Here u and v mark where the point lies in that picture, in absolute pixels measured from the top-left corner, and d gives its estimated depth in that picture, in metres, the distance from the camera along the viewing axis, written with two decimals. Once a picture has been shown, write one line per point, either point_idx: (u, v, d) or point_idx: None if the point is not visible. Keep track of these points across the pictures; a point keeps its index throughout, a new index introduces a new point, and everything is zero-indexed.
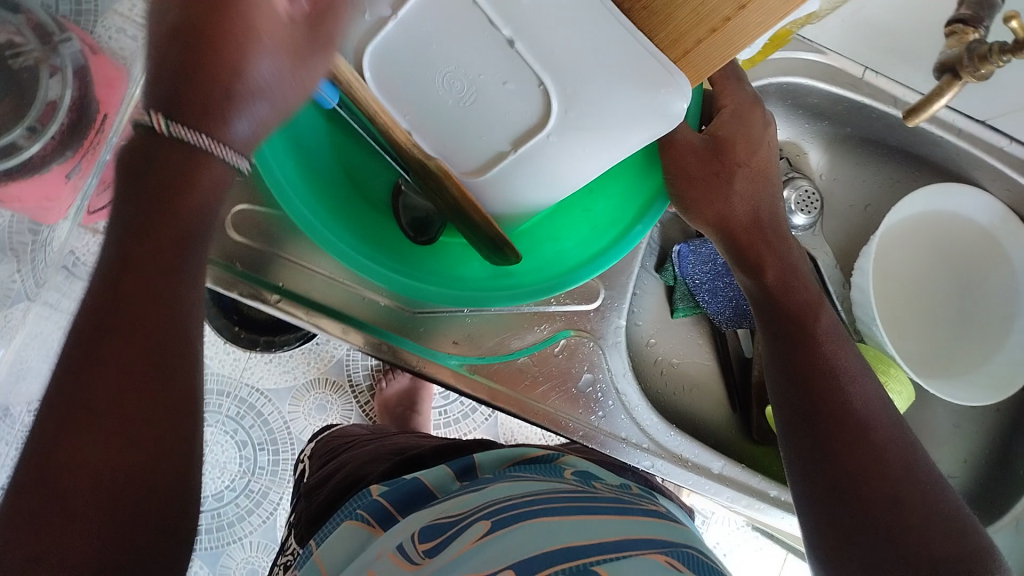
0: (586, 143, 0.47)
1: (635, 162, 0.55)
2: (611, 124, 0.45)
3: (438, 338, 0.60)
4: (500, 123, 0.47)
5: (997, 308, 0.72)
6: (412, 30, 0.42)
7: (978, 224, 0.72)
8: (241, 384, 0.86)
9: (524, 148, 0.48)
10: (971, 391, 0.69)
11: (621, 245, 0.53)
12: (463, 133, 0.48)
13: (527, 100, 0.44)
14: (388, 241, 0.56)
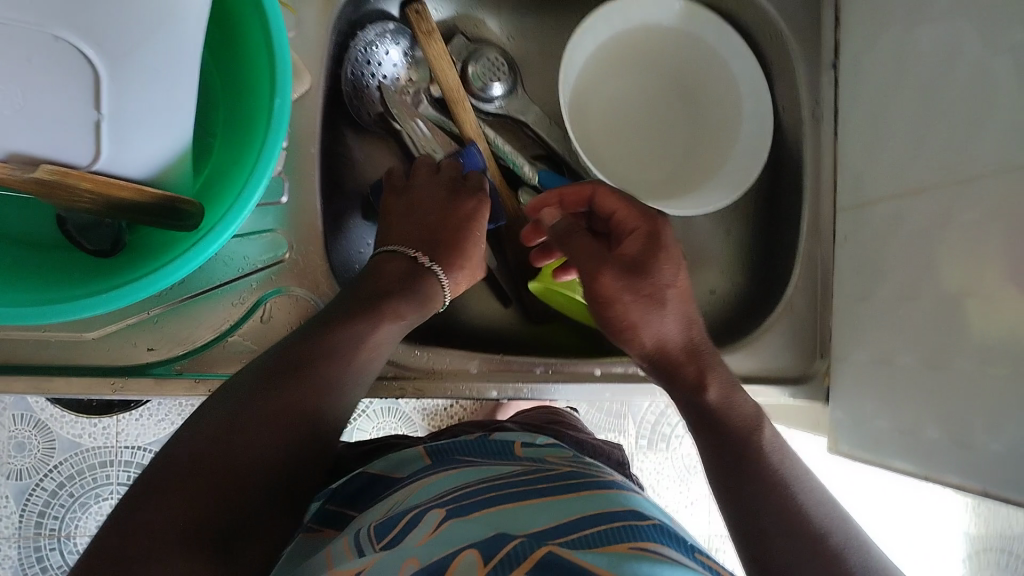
0: (150, 60, 0.44)
1: (226, 54, 0.52)
2: (144, 38, 0.43)
3: (126, 349, 0.55)
4: (68, 94, 0.43)
5: (718, 104, 0.70)
6: None
7: (673, 28, 0.69)
8: (121, 448, 0.92)
9: (107, 102, 0.43)
10: (712, 194, 0.67)
11: (269, 129, 0.49)
12: (55, 131, 0.44)
13: (64, 53, 0.41)
14: (51, 273, 0.51)
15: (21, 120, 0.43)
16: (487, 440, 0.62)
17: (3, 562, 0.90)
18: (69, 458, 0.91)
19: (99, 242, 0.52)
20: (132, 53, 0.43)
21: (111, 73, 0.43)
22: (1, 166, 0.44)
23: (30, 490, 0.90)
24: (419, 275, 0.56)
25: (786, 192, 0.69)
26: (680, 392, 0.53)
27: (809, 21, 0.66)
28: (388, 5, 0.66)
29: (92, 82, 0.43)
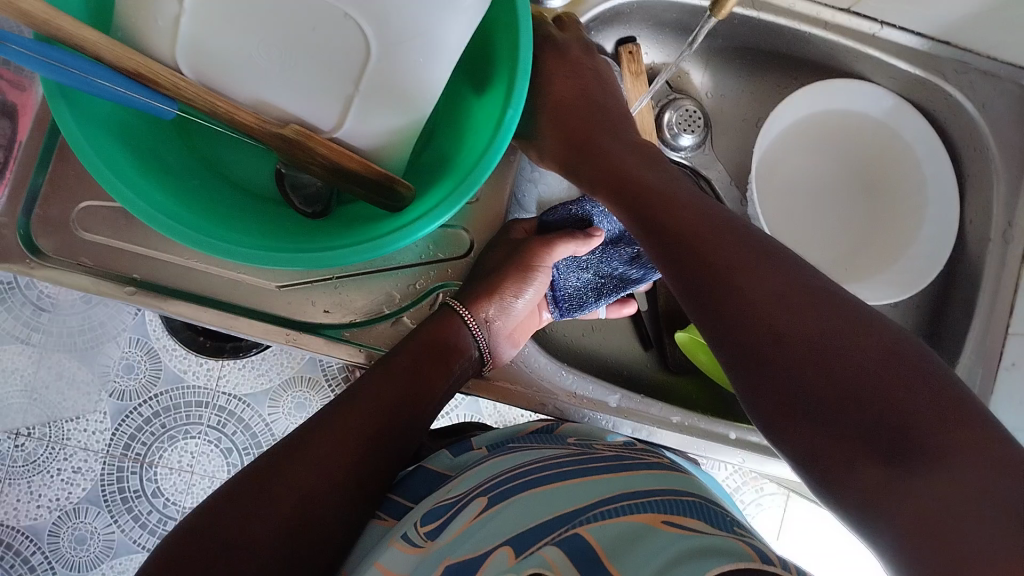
0: (415, 62, 0.47)
1: (469, 57, 0.56)
2: (418, 42, 0.47)
3: (306, 306, 0.58)
4: (333, 67, 0.47)
5: (905, 201, 0.69)
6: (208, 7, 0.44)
7: (871, 118, 0.70)
8: (218, 393, 0.89)
9: (367, 80, 0.47)
10: (882, 288, 0.67)
11: (498, 136, 0.51)
12: (314, 92, 0.48)
13: (343, 35, 0.46)
14: (260, 216, 0.54)
15: (289, 71, 0.47)
16: (547, 433, 0.58)
17: (86, 474, 0.87)
18: (169, 390, 0.89)
19: (310, 203, 0.56)
20: (403, 50, 0.47)
21: (377, 59, 0.47)
22: (256, 116, 0.48)
23: (128, 412, 0.88)
24: (446, 317, 0.58)
25: (957, 304, 0.68)
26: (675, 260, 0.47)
27: (1020, 141, 0.66)
28: (604, 40, 0.68)
29: (360, 62, 0.47)
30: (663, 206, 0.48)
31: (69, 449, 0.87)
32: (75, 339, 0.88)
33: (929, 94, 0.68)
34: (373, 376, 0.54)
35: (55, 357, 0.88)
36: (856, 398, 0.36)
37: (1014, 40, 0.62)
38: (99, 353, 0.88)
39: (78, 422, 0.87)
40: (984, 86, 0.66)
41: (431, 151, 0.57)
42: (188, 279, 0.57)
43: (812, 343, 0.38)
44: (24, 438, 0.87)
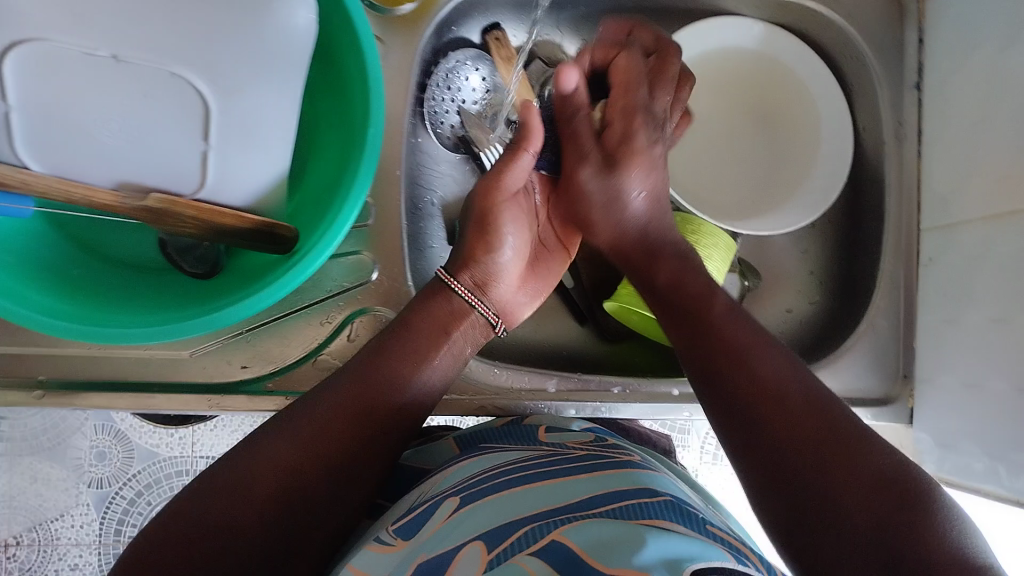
0: (259, 102, 0.47)
1: (318, 84, 0.55)
2: (256, 79, 0.46)
3: (223, 366, 0.57)
4: (175, 127, 0.46)
5: (799, 122, 0.69)
6: (33, 100, 0.43)
7: (748, 49, 0.69)
8: (196, 458, 0.88)
9: (215, 134, 0.46)
10: (789, 218, 0.66)
11: (365, 156, 0.50)
12: (166, 157, 0.46)
13: (178, 94, 0.45)
14: (151, 290, 0.53)
15: (134, 145, 0.45)
16: (515, 426, 0.57)
17: (84, 568, 0.87)
18: (146, 468, 0.87)
19: (197, 264, 0.55)
20: (241, 95, 0.46)
21: (218, 110, 0.46)
22: (115, 194, 0.46)
23: (110, 498, 0.87)
24: (434, 292, 0.56)
25: (868, 212, 0.69)
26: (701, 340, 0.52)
27: (891, 41, 0.67)
28: (469, 32, 0.67)
29: (200, 114, 0.46)
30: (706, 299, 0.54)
31: (62, 548, 0.87)
32: (41, 440, 0.86)
33: (795, 14, 0.68)
34: (345, 372, 0.51)
35: (26, 463, 0.86)
36: (807, 446, 0.45)
37: None
38: (67, 448, 0.86)
39: (64, 519, 0.86)
40: None
41: (305, 185, 0.56)
42: (98, 367, 0.56)
43: (834, 457, 0.44)
44: (15, 548, 0.87)
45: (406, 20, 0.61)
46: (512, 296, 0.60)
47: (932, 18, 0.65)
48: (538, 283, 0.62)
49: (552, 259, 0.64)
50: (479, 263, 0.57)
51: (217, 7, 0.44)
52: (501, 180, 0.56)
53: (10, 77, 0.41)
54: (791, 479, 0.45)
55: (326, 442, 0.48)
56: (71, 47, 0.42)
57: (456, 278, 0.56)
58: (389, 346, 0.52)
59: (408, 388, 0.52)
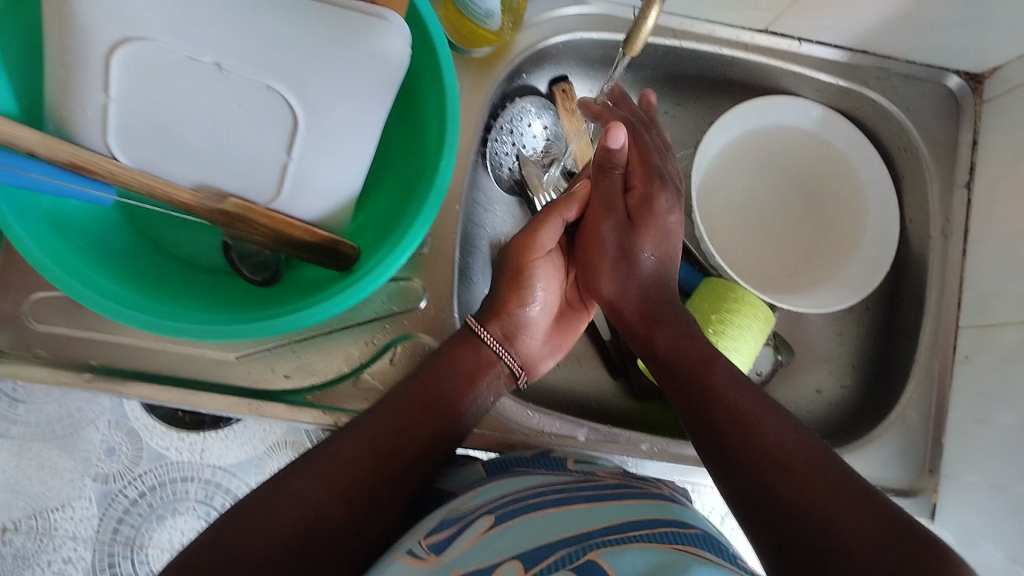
0: (347, 121, 0.48)
1: (395, 115, 0.58)
2: (350, 99, 0.47)
3: (266, 373, 0.58)
4: (260, 134, 0.47)
5: (847, 207, 0.71)
6: (136, 98, 0.45)
7: (805, 131, 0.71)
8: None
9: (298, 147, 0.48)
10: (830, 296, 0.67)
11: (433, 184, 0.52)
12: (248, 164, 0.49)
13: (270, 107, 0.46)
14: (210, 289, 0.55)
15: (220, 151, 0.48)
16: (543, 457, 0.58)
17: None
18: (152, 470, 0.72)
19: (257, 271, 0.57)
20: (329, 112, 0.47)
21: (306, 125, 0.47)
22: (194, 193, 0.49)
23: None
24: (465, 339, 0.57)
25: (908, 302, 0.70)
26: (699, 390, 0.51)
27: (946, 140, 0.69)
28: (537, 82, 0.69)
29: (288, 131, 0.47)
30: (697, 352, 0.53)
31: None
32: None
33: (854, 103, 0.71)
34: (384, 405, 0.52)
35: None
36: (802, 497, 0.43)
37: (926, 43, 0.65)
38: None
39: None
40: (906, 90, 0.69)
41: (369, 208, 0.58)
42: (146, 358, 0.57)
43: (827, 504, 0.42)
44: None
45: (482, 63, 0.64)
46: (540, 349, 0.61)
47: (988, 122, 0.67)
48: (566, 337, 0.63)
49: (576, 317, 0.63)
50: (511, 314, 0.59)
51: (319, 30, 0.44)
52: (535, 239, 0.57)
53: (116, 70, 0.44)
54: (806, 548, 0.41)
55: (358, 475, 0.49)
56: (178, 51, 0.44)
57: (487, 327, 0.58)
58: (425, 394, 0.54)
59: (437, 432, 0.53)
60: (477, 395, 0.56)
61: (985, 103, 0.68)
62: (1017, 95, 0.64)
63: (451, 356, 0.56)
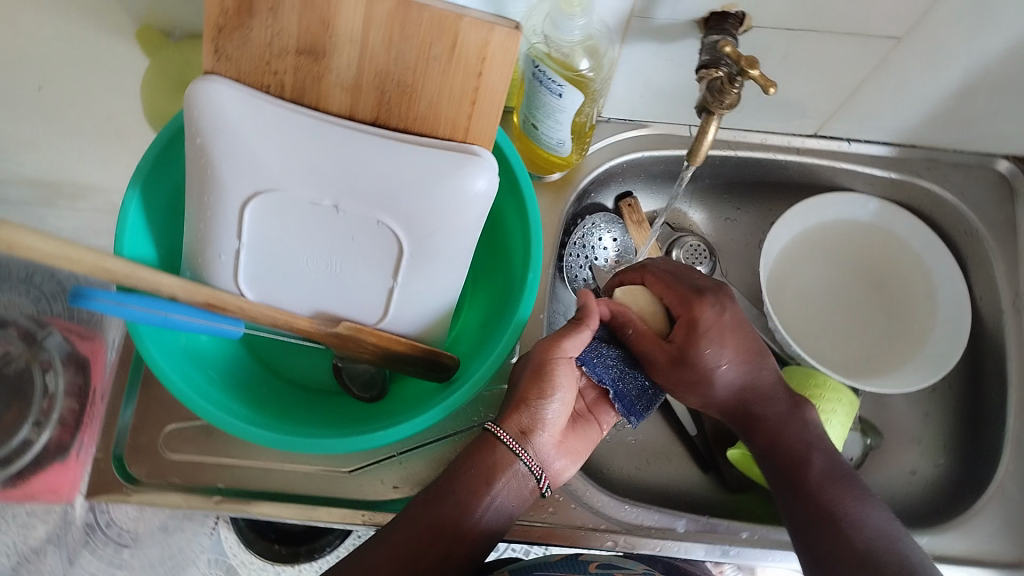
0: (446, 247, 0.53)
1: (483, 239, 0.64)
2: (450, 228, 0.52)
3: (376, 485, 0.62)
4: (369, 263, 0.53)
5: (916, 290, 0.73)
6: (264, 239, 0.52)
7: (863, 223, 0.75)
8: None
9: (403, 272, 0.53)
10: (911, 377, 0.69)
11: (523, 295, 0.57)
12: (359, 289, 0.54)
13: (377, 239, 0.52)
14: (325, 409, 0.60)
15: (335, 281, 0.54)
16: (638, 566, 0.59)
17: None
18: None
19: (366, 388, 0.62)
20: (430, 241, 0.52)
21: (410, 253, 0.52)
22: (311, 320, 0.55)
23: None
24: (482, 441, 0.54)
25: (989, 377, 0.71)
26: (799, 478, 0.56)
27: (1004, 219, 0.72)
28: (603, 198, 0.75)
29: (394, 258, 0.53)
30: (796, 445, 0.57)
31: None
32: None
33: (909, 191, 0.74)
34: (404, 520, 0.51)
35: None
36: None
37: (971, 131, 0.69)
38: None
39: None
40: (958, 176, 0.73)
41: (464, 325, 0.63)
42: (268, 478, 0.62)
43: None
44: None
45: (554, 185, 0.70)
46: (558, 453, 0.56)
47: None
48: (583, 442, 0.58)
49: (596, 424, 0.59)
50: (529, 408, 0.54)
51: (419, 171, 0.49)
52: (561, 344, 0.54)
53: (248, 215, 0.51)
54: None
55: None
56: (300, 198, 0.50)
57: (503, 428, 0.54)
58: (445, 504, 0.51)
59: (455, 540, 0.51)
60: (495, 497, 0.52)
61: None
62: None
63: (466, 462, 0.53)
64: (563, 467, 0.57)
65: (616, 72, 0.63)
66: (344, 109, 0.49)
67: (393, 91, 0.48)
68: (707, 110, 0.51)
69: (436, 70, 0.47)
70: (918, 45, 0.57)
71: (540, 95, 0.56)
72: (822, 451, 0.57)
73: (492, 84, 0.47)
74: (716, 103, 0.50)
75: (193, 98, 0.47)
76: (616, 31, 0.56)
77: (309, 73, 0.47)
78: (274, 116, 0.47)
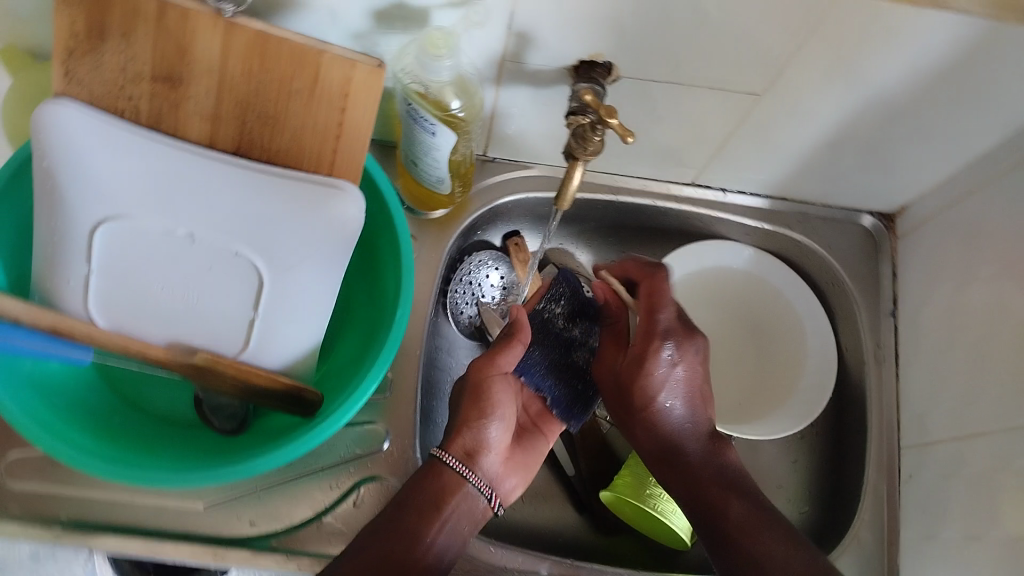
0: (309, 281, 0.52)
1: (355, 273, 0.63)
2: (314, 262, 0.51)
3: (233, 522, 0.60)
4: (227, 295, 0.52)
5: (788, 338, 0.75)
6: (115, 266, 0.50)
7: (740, 271, 0.77)
8: None
9: (263, 305, 0.52)
10: (778, 424, 0.71)
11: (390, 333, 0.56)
12: (217, 321, 0.53)
13: (236, 270, 0.51)
14: (182, 441, 0.58)
15: (191, 313, 0.52)
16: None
17: None
18: None
19: (228, 421, 0.60)
20: (291, 276, 0.51)
21: (270, 286, 0.51)
22: (166, 350, 0.53)
23: None
24: (430, 467, 0.56)
25: (852, 426, 0.73)
26: (703, 512, 0.57)
27: (868, 273, 0.74)
28: (491, 236, 0.75)
29: (253, 291, 0.51)
30: (709, 479, 0.59)
31: None
32: None
33: (782, 242, 0.77)
34: (367, 534, 0.52)
35: None
36: None
37: (839, 187, 0.72)
38: None
39: None
40: (827, 231, 0.76)
41: (332, 360, 0.62)
42: (116, 512, 0.59)
43: None
44: None
45: (438, 222, 0.70)
46: (506, 473, 0.59)
47: (903, 255, 0.73)
48: (532, 455, 0.62)
49: (540, 437, 0.62)
50: (471, 431, 0.58)
51: (282, 203, 0.48)
52: (496, 360, 0.58)
53: (98, 240, 0.49)
54: None
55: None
56: (154, 225, 0.49)
57: (447, 451, 0.56)
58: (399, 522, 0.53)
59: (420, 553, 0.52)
60: (445, 514, 0.54)
61: (899, 237, 0.74)
62: (924, 231, 0.71)
63: (417, 484, 0.55)
64: (512, 488, 0.60)
65: (497, 114, 0.63)
66: (203, 138, 0.48)
67: (256, 121, 0.48)
68: (573, 155, 0.52)
69: (300, 102, 0.47)
70: (778, 101, 0.59)
71: (415, 132, 0.56)
72: (738, 488, 0.58)
73: (357, 117, 0.48)
74: (580, 148, 0.51)
75: (39, 119, 0.46)
76: (488, 72, 0.57)
77: (167, 99, 0.47)
78: (125, 140, 0.46)
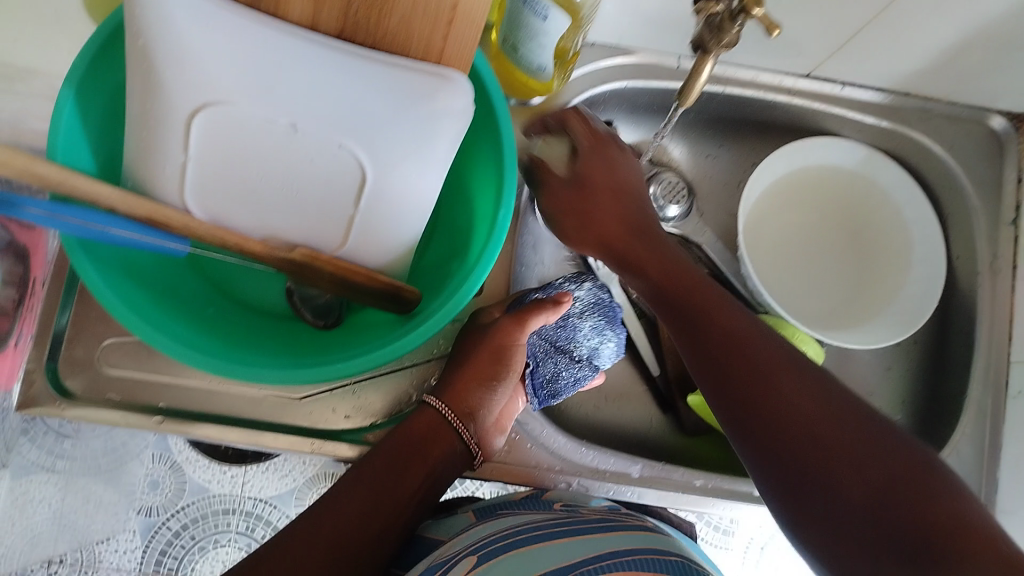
0: (413, 174, 0.49)
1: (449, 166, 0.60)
2: (420, 151, 0.48)
3: (327, 414, 0.60)
4: (329, 187, 0.49)
5: (891, 241, 0.71)
6: (213, 154, 0.48)
7: (845, 169, 0.72)
8: (243, 498, 0.75)
9: (366, 199, 0.49)
10: (881, 333, 0.67)
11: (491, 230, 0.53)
12: (316, 213, 0.50)
13: (340, 162, 0.48)
14: (275, 333, 0.57)
15: (289, 205, 0.50)
16: (536, 498, 0.58)
17: None
18: (194, 503, 0.74)
19: (321, 315, 0.59)
20: (397, 168, 0.48)
21: (375, 179, 0.49)
22: (264, 243, 0.50)
23: (158, 527, 0.73)
24: (426, 413, 0.57)
25: (957, 337, 0.70)
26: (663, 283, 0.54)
27: (989, 178, 0.70)
28: None
29: (356, 184, 0.49)
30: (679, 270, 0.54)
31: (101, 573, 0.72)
32: (101, 461, 0.73)
33: (897, 141, 0.71)
34: (351, 477, 0.53)
35: (84, 483, 0.72)
36: (782, 406, 0.46)
37: (969, 85, 0.67)
38: (124, 473, 0.73)
39: (109, 543, 0.73)
40: (948, 130, 0.70)
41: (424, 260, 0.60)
42: (213, 399, 0.59)
43: (815, 418, 0.45)
44: (57, 566, 0.72)
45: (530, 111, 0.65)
46: (496, 429, 0.60)
47: None
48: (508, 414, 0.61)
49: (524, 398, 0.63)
50: (479, 388, 0.58)
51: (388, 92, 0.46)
52: (524, 326, 0.58)
53: (196, 126, 0.46)
54: (781, 439, 0.45)
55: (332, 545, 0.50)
56: (255, 114, 0.46)
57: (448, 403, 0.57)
58: (383, 464, 0.54)
59: (400, 499, 0.54)
60: (432, 469, 0.55)
61: None
62: None
63: (407, 432, 0.56)
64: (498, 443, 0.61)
65: None
66: (305, 19, 0.45)
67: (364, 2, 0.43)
68: (702, 46, 0.48)
69: None
70: None
71: (525, 15, 0.51)
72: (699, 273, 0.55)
73: (471, 7, 0.43)
74: (711, 39, 0.46)
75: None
76: None
77: None
78: (228, 21, 0.44)
